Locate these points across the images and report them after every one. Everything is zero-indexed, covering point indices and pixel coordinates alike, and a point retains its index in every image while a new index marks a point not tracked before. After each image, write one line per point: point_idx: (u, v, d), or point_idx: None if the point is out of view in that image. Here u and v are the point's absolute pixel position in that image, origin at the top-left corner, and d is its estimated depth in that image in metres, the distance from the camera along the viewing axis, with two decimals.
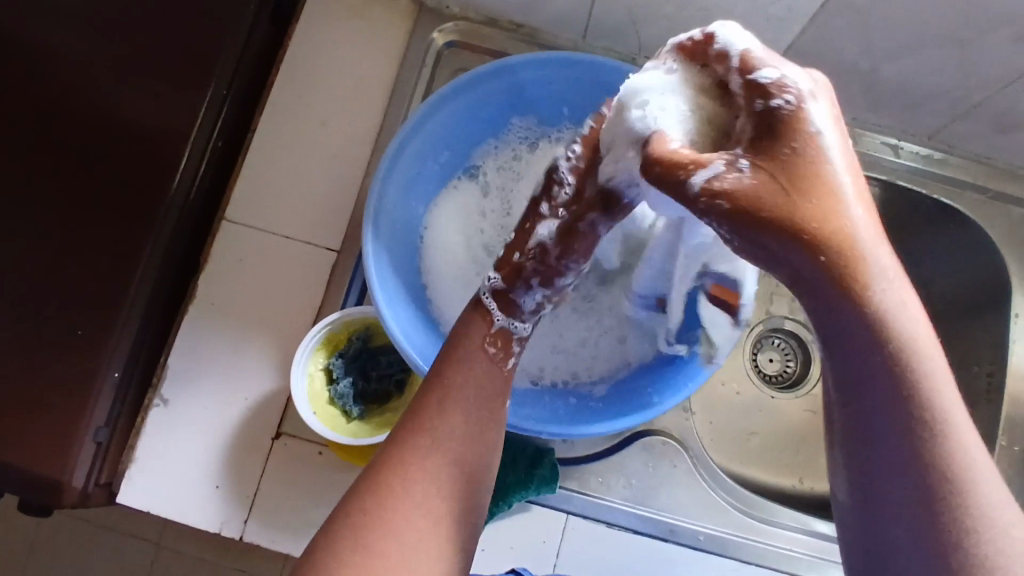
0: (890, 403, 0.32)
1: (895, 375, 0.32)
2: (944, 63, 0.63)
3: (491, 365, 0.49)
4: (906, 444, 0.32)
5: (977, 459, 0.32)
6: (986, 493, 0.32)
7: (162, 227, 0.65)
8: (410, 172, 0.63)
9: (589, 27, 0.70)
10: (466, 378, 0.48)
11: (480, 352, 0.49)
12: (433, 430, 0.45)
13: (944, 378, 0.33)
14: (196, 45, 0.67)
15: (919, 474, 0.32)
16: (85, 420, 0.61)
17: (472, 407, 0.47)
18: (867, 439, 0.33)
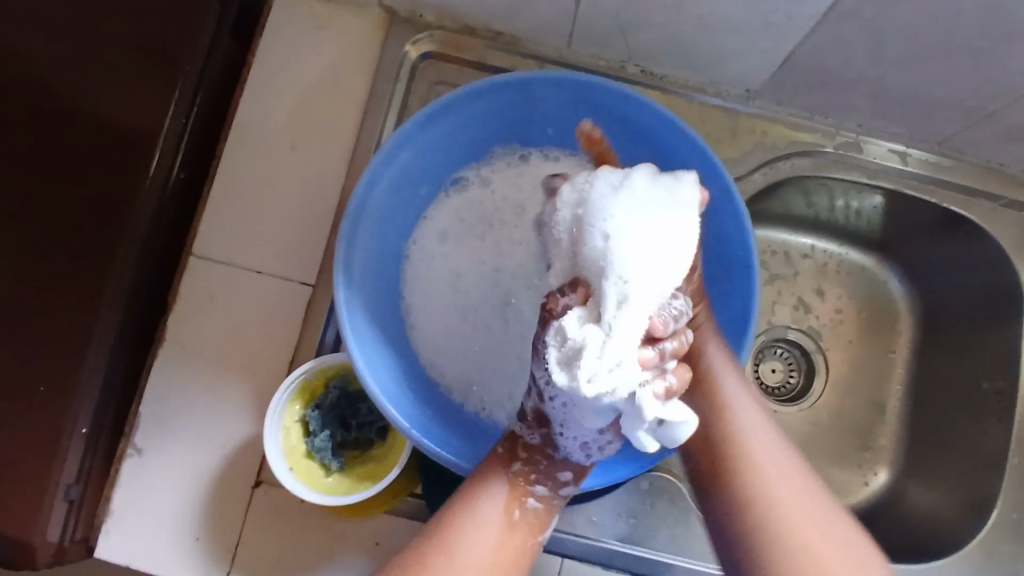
0: (716, 468, 0.52)
1: (729, 449, 0.52)
2: (957, 71, 0.58)
3: (510, 481, 0.51)
4: (740, 510, 0.50)
5: (785, 504, 0.49)
6: (793, 525, 0.48)
7: (123, 272, 0.61)
8: (384, 206, 0.58)
9: (574, 34, 0.65)
10: (487, 510, 0.50)
11: (510, 488, 0.51)
12: (453, 549, 0.48)
13: (779, 472, 0.50)
14: (150, 69, 0.62)
15: (745, 516, 0.49)
16: (55, 479, 0.58)
17: (489, 537, 0.49)
18: (716, 487, 0.51)
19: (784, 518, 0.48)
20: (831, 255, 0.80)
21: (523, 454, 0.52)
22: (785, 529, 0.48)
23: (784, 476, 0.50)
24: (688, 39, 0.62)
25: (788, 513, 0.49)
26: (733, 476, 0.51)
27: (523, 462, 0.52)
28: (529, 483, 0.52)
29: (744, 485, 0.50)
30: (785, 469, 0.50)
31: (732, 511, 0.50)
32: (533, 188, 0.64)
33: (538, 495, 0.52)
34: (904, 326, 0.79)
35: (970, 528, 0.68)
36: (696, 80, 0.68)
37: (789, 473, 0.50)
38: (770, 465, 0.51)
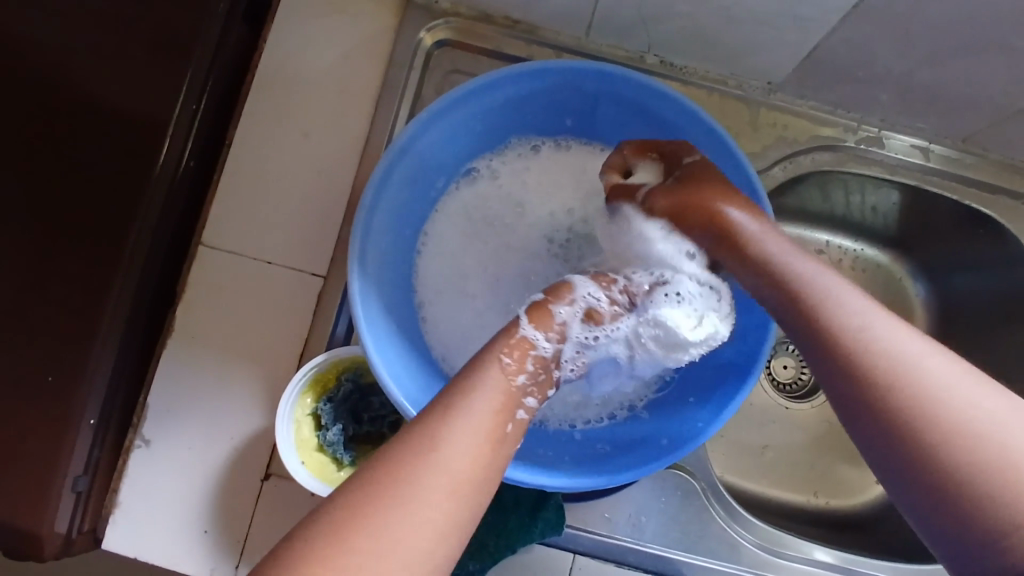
0: (824, 351, 0.40)
1: (819, 321, 0.40)
2: (987, 67, 0.57)
3: (508, 387, 0.42)
4: (856, 377, 0.38)
5: (932, 377, 0.36)
6: (948, 395, 0.35)
7: (132, 264, 0.60)
8: (399, 197, 0.57)
9: (593, 23, 0.63)
10: (480, 403, 0.40)
11: (503, 388, 0.42)
12: (436, 446, 0.36)
13: (899, 334, 0.38)
14: (160, 54, 0.61)
15: (872, 392, 0.37)
16: (62, 470, 0.58)
17: (484, 437, 0.38)
18: (818, 366, 0.40)
19: (933, 395, 0.35)
20: (846, 252, 0.79)
21: (529, 365, 0.45)
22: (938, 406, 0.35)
23: (920, 350, 0.37)
24: (711, 30, 0.61)
25: (936, 391, 0.36)
26: (848, 353, 0.39)
27: (529, 372, 0.44)
28: (527, 392, 0.44)
29: (859, 349, 0.38)
30: (897, 332, 0.38)
31: (845, 388, 0.38)
32: (539, 182, 0.64)
33: (528, 407, 0.43)
34: (918, 324, 0.78)
35: None
36: (716, 72, 0.67)
37: (911, 338, 0.38)
38: (889, 337, 0.38)
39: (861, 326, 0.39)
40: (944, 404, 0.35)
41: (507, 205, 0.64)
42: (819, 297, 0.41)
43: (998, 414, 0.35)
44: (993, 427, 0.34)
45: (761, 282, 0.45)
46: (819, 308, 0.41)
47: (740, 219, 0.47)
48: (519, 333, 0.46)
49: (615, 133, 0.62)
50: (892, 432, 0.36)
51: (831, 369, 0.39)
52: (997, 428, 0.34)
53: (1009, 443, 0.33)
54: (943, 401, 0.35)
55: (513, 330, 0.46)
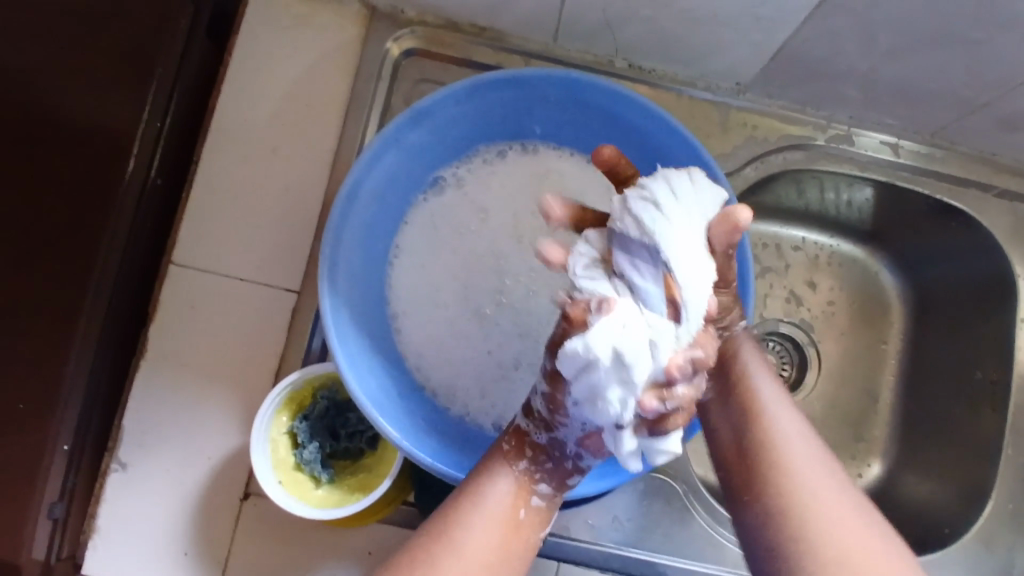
0: (748, 490, 0.47)
1: (767, 473, 0.46)
2: (950, 62, 0.57)
3: (514, 477, 0.46)
4: (768, 519, 0.45)
5: (815, 504, 0.44)
6: (827, 516, 0.43)
7: (100, 285, 0.60)
8: (368, 211, 0.57)
9: (560, 29, 0.63)
10: (490, 507, 0.45)
11: (512, 483, 0.46)
12: (456, 538, 0.43)
13: (807, 472, 0.46)
14: (122, 72, 0.60)
15: (776, 520, 0.44)
16: (39, 498, 0.57)
17: (495, 535, 0.44)
18: (749, 504, 0.46)
19: (807, 507, 0.44)
20: (822, 247, 0.79)
21: (532, 453, 0.47)
22: (819, 531, 0.43)
23: (812, 471, 0.46)
24: (677, 33, 0.61)
25: (808, 496, 0.44)
26: (766, 492, 0.46)
27: (529, 463, 0.46)
28: (529, 481, 0.46)
29: (783, 513, 0.44)
30: (815, 474, 0.45)
31: (757, 517, 0.45)
32: (502, 189, 0.63)
33: (540, 492, 0.47)
34: (896, 317, 0.79)
35: (966, 520, 0.68)
36: (685, 75, 0.67)
37: (827, 480, 0.45)
38: (797, 452, 0.47)
39: (794, 462, 0.46)
40: (816, 511, 0.43)
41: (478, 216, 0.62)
42: (778, 440, 0.47)
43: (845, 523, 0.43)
44: (833, 529, 0.43)
45: (732, 405, 0.50)
46: (762, 454, 0.47)
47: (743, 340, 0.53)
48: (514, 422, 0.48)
49: (584, 139, 0.62)
50: (784, 536, 0.44)
51: (752, 514, 0.46)
52: (829, 523, 0.43)
53: (844, 557, 0.42)
54: (819, 507, 0.44)
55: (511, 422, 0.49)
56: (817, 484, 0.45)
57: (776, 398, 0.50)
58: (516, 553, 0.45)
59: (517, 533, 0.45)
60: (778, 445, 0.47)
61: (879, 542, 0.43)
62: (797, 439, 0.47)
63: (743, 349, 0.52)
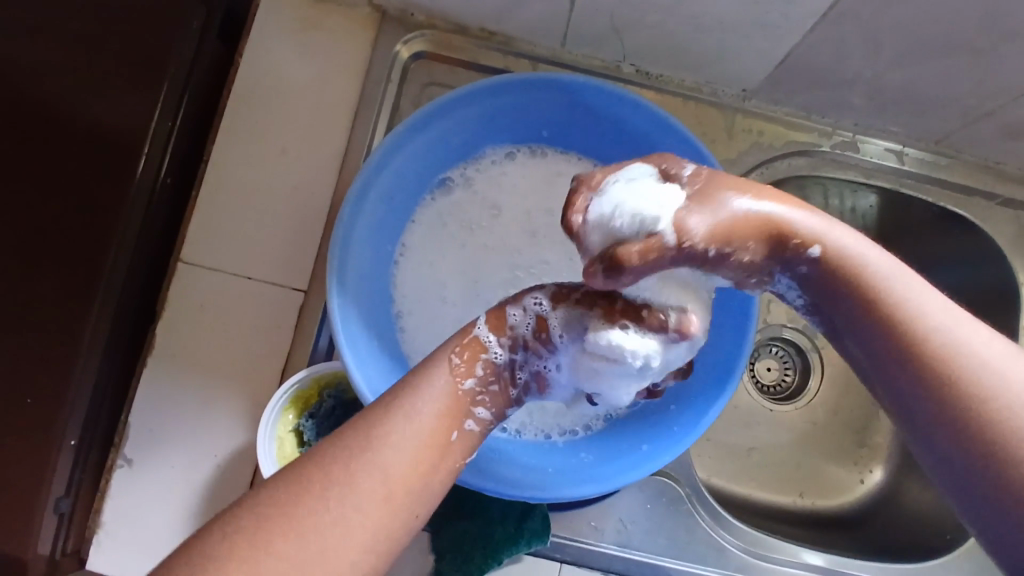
0: (915, 395, 0.37)
1: (931, 369, 0.37)
2: (955, 70, 0.57)
3: (456, 392, 0.44)
4: (967, 427, 0.35)
5: (1014, 396, 0.35)
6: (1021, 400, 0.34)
7: (111, 281, 0.60)
8: (378, 212, 0.57)
9: (568, 34, 0.64)
10: (421, 408, 0.42)
11: (448, 390, 0.43)
12: (376, 440, 0.39)
13: (984, 354, 0.36)
14: (135, 71, 0.61)
15: (971, 428, 0.35)
16: (45, 493, 0.58)
17: (427, 437, 0.41)
18: (923, 422, 0.37)
19: (989, 385, 0.35)
20: None
21: (479, 371, 0.45)
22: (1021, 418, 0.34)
23: (962, 330, 0.37)
24: (684, 39, 0.61)
25: (978, 370, 0.36)
26: (948, 392, 0.36)
27: (476, 377, 0.45)
28: (471, 400, 0.44)
29: (978, 420, 0.35)
30: (983, 343, 0.37)
31: (947, 436, 0.36)
32: (513, 188, 0.63)
33: (475, 418, 0.44)
34: None
35: None
36: (691, 80, 0.68)
37: (1001, 350, 0.36)
38: (935, 315, 0.38)
39: (960, 346, 0.37)
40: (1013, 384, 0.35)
41: (485, 218, 0.63)
42: (925, 330, 0.37)
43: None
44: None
45: (852, 302, 0.40)
46: (915, 347, 0.37)
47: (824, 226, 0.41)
48: (473, 333, 0.47)
49: (591, 143, 0.62)
50: (974, 429, 0.35)
51: (935, 427, 0.36)
52: None
53: None
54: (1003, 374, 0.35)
55: (468, 330, 0.47)
56: (984, 347, 0.36)
57: (905, 282, 0.39)
58: (442, 472, 0.42)
59: (446, 450, 0.42)
60: (928, 333, 0.37)
61: None
62: (927, 301, 0.38)
63: (839, 247, 0.40)
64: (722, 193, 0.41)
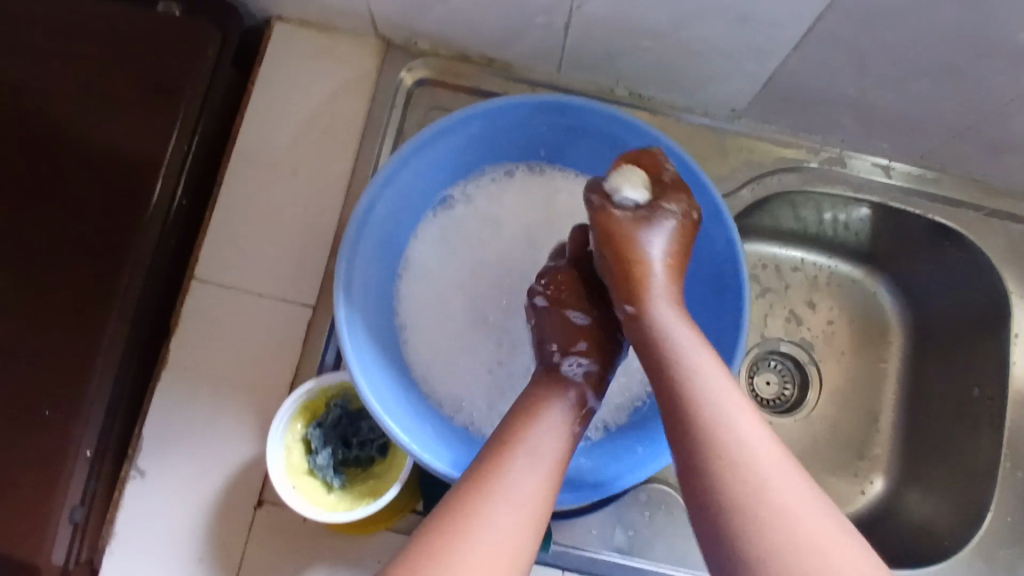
0: (683, 457, 0.43)
1: (695, 437, 0.43)
2: (935, 88, 0.60)
3: (568, 437, 0.49)
4: (714, 495, 0.41)
5: (760, 482, 0.41)
6: (762, 491, 0.40)
7: (127, 296, 0.62)
8: (382, 228, 0.59)
9: (564, 59, 0.67)
10: (542, 446, 0.47)
11: (560, 430, 0.49)
12: (509, 472, 0.44)
13: (745, 442, 0.42)
14: (156, 99, 0.64)
15: (715, 499, 0.41)
16: (59, 502, 0.59)
17: (547, 471, 0.45)
18: (685, 478, 0.43)
19: (737, 453, 0.42)
20: (821, 268, 0.82)
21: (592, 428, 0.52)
22: (762, 507, 0.40)
23: (737, 406, 0.44)
24: (675, 64, 0.64)
25: (736, 450, 0.42)
26: (706, 460, 0.42)
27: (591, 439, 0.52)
28: None
29: (721, 493, 0.41)
30: (749, 433, 0.43)
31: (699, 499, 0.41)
32: (512, 207, 0.66)
33: None
34: (895, 336, 0.80)
35: (966, 533, 0.68)
36: (683, 102, 0.70)
37: (768, 448, 0.42)
38: (721, 390, 0.45)
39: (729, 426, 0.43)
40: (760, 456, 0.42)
41: (485, 233, 0.65)
42: (700, 404, 0.44)
43: (778, 458, 0.42)
44: (768, 477, 0.41)
45: (653, 367, 0.48)
46: (689, 412, 0.44)
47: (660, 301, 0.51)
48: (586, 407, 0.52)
49: (587, 160, 0.65)
50: (724, 499, 0.41)
51: (690, 488, 0.42)
52: (779, 507, 0.40)
53: (807, 543, 0.38)
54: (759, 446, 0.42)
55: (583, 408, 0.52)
56: (750, 425, 0.43)
57: (706, 356, 0.47)
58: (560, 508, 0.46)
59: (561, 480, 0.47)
60: (700, 404, 0.44)
61: (832, 524, 0.40)
62: (716, 375, 0.45)
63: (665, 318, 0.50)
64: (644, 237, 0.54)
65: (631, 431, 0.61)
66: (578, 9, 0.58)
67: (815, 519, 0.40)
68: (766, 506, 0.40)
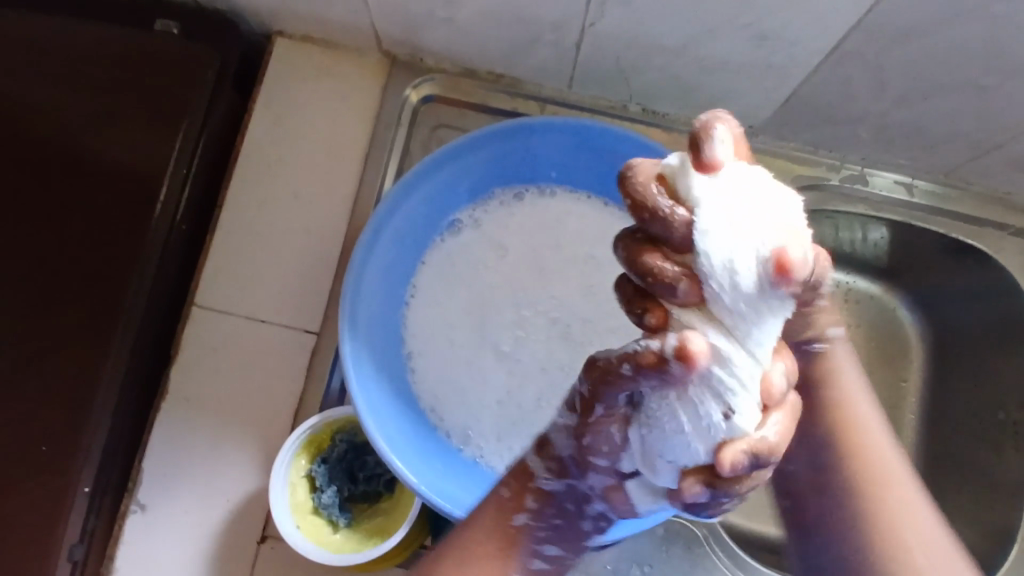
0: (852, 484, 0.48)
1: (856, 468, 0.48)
2: (963, 107, 0.58)
3: (506, 529, 0.45)
4: (863, 516, 0.47)
5: (894, 512, 0.47)
6: (909, 518, 0.47)
7: (128, 326, 0.60)
8: (389, 256, 0.57)
9: (574, 76, 0.65)
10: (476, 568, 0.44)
11: (501, 536, 0.45)
12: None
13: (904, 481, 0.48)
14: (153, 122, 0.62)
15: (882, 522, 0.47)
16: (59, 542, 0.57)
17: None
18: (824, 491, 0.49)
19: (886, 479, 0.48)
20: (839, 284, 0.79)
21: (528, 503, 0.44)
22: (913, 531, 0.46)
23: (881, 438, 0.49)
24: (689, 81, 0.62)
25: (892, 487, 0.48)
26: (863, 480, 0.48)
27: (523, 516, 0.44)
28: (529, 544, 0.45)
29: (899, 517, 0.47)
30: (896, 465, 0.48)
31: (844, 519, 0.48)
32: (523, 229, 0.63)
33: (546, 553, 0.46)
34: (915, 355, 0.78)
35: (993, 562, 0.66)
36: (698, 118, 0.68)
37: (910, 481, 0.48)
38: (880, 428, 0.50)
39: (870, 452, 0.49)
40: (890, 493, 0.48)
41: (494, 257, 0.62)
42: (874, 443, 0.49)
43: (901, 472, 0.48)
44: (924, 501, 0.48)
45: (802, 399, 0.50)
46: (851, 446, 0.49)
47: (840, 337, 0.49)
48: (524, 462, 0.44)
49: (600, 183, 0.63)
50: (884, 523, 0.47)
51: (844, 508, 0.48)
52: (916, 531, 0.46)
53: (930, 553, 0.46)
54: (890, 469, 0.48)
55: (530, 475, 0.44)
56: (895, 465, 0.48)
57: (852, 380, 0.50)
58: None
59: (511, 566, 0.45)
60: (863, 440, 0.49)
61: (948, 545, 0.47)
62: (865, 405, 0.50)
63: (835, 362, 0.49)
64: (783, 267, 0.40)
65: None
66: (591, 26, 0.56)
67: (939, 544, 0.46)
68: (923, 544, 0.46)
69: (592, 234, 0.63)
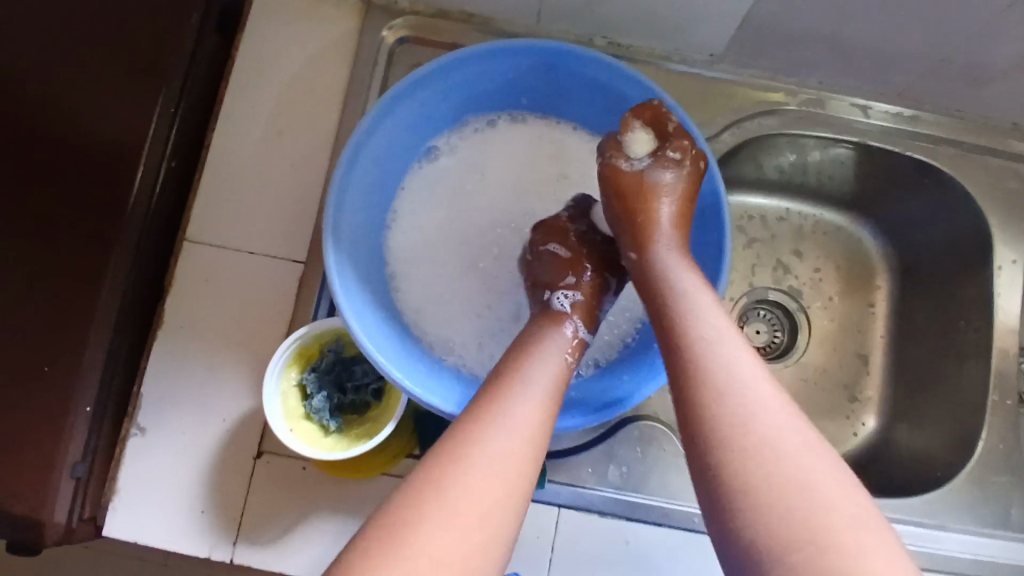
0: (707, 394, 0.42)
1: (683, 364, 0.44)
2: (907, 20, 0.61)
3: (565, 371, 0.50)
4: (714, 427, 0.41)
5: (766, 430, 0.40)
6: (768, 450, 0.39)
7: (122, 254, 0.63)
8: (368, 177, 0.60)
9: (541, 10, 0.68)
10: (535, 381, 0.47)
11: (553, 364, 0.50)
12: (510, 406, 0.45)
13: (767, 395, 0.42)
14: (136, 65, 0.65)
15: (716, 459, 0.40)
16: (62, 457, 0.60)
17: (541, 410, 0.46)
18: (682, 413, 0.43)
19: (739, 413, 0.41)
20: (807, 216, 0.83)
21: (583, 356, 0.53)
22: (757, 449, 0.39)
23: (729, 360, 0.43)
24: (649, 10, 0.65)
25: (739, 388, 0.42)
26: (715, 385, 0.42)
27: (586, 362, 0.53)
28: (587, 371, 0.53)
29: (739, 425, 0.40)
30: (751, 375, 0.42)
31: (714, 460, 0.40)
32: (496, 153, 0.67)
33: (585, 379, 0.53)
34: (881, 279, 0.82)
35: (957, 461, 0.70)
36: (661, 49, 0.71)
37: (777, 401, 0.41)
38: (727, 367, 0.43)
39: (717, 352, 0.44)
40: (712, 333, 0.45)
41: (469, 180, 0.67)
42: (715, 331, 0.45)
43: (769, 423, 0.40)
44: (808, 465, 0.38)
45: (653, 301, 0.50)
46: (690, 347, 0.45)
47: (664, 239, 0.54)
48: (572, 335, 0.54)
49: (568, 107, 0.66)
50: (721, 452, 0.40)
51: (715, 453, 0.40)
52: (770, 443, 0.39)
53: (770, 472, 0.38)
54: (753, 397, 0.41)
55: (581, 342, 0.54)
56: (742, 354, 0.44)
57: (693, 291, 0.48)
58: None
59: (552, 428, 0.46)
60: (695, 322, 0.46)
61: (793, 485, 0.38)
62: (722, 347, 0.44)
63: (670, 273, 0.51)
64: (648, 193, 0.56)
65: (619, 364, 0.62)
66: None
67: (830, 479, 0.38)
68: (755, 458, 0.39)
69: (562, 155, 0.68)
